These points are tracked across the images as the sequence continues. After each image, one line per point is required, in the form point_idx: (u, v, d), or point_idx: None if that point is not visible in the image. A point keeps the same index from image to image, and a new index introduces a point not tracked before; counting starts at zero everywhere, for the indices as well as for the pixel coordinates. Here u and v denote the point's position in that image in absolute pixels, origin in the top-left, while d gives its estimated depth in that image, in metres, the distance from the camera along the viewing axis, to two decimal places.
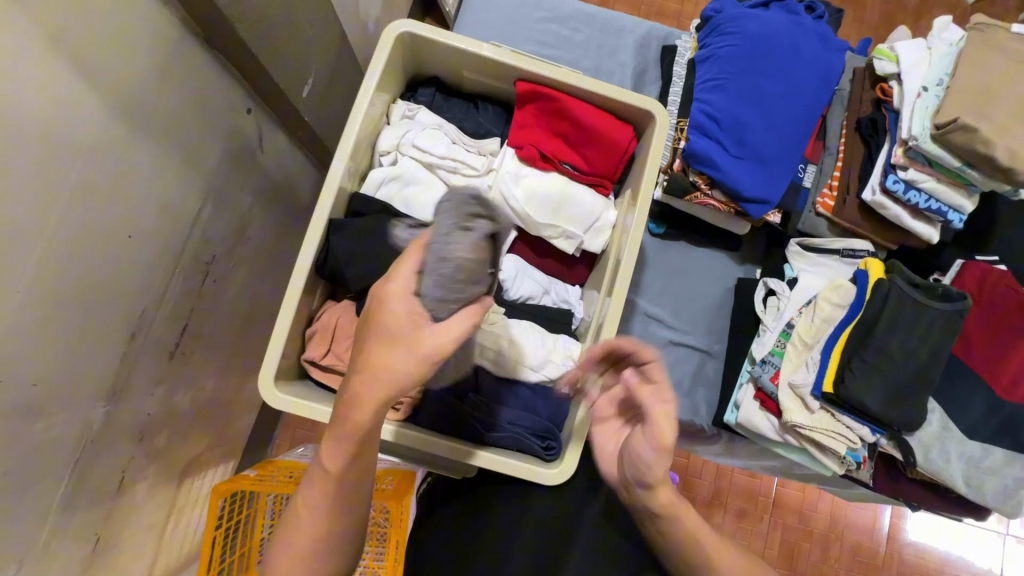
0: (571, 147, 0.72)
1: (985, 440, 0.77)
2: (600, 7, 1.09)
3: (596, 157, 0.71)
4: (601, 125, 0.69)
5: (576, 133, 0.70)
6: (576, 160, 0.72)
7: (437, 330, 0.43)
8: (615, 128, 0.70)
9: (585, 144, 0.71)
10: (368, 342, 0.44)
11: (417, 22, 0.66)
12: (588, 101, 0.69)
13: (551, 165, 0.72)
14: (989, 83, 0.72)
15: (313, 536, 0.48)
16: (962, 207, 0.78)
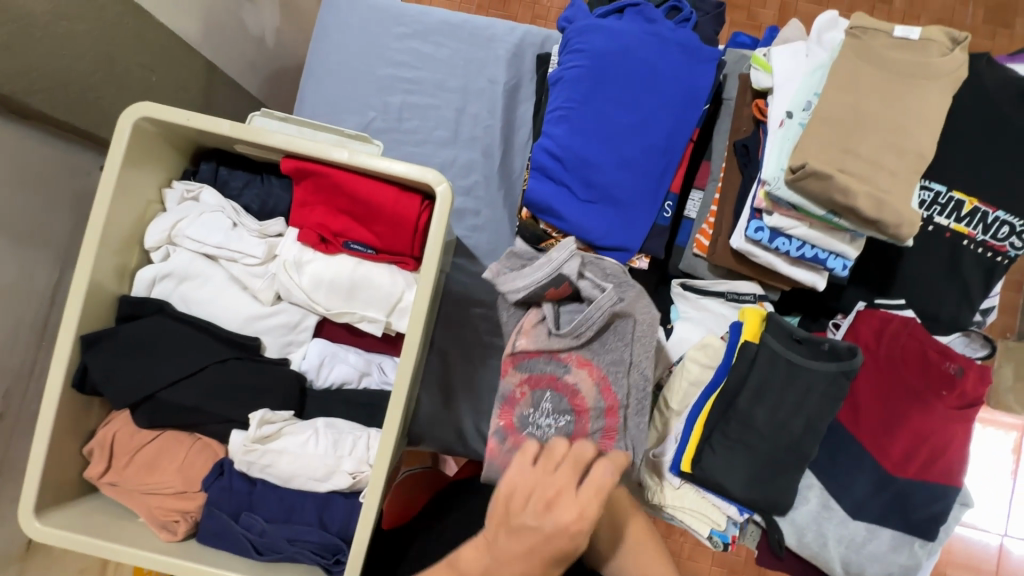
0: (359, 225, 0.64)
1: (871, 521, 0.67)
2: (466, 15, 0.96)
3: (388, 233, 0.63)
4: (382, 201, 0.61)
5: (359, 211, 0.62)
6: (368, 238, 0.64)
7: (575, 522, 0.44)
8: (399, 202, 0.61)
9: (372, 221, 0.63)
10: (501, 541, 0.45)
11: (153, 105, 0.58)
12: (367, 175, 0.61)
13: (340, 246, 0.64)
14: (860, 107, 0.58)
15: None
16: (845, 253, 0.65)
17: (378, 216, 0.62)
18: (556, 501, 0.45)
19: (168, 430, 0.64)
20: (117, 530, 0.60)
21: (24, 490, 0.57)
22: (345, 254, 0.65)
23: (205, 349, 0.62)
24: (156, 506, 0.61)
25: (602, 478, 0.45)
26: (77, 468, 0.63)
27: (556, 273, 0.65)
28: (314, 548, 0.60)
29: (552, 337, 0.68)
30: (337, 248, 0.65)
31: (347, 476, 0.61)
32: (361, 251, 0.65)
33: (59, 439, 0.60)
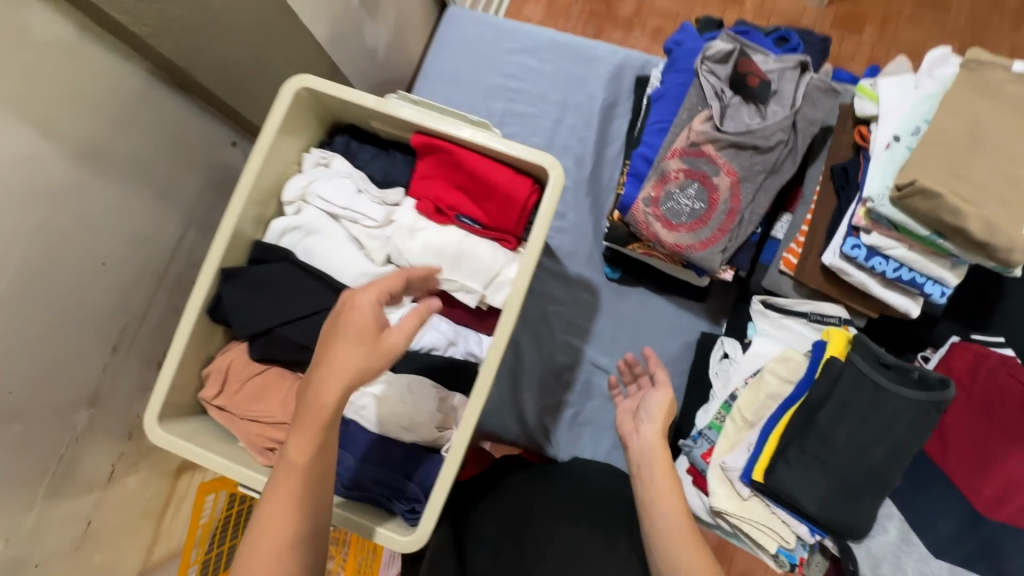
0: (469, 200, 0.70)
1: (956, 562, 0.63)
2: (573, 36, 1.04)
3: (496, 210, 0.69)
4: (495, 179, 0.67)
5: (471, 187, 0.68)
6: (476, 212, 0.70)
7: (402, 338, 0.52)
8: (513, 182, 0.67)
9: (483, 197, 0.69)
10: (343, 337, 0.50)
11: (315, 76, 0.67)
12: (484, 154, 0.67)
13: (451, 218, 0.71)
14: (970, 135, 0.60)
15: (287, 527, 0.48)
16: (945, 279, 0.65)
17: (489, 193, 0.68)
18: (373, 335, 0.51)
19: (275, 365, 0.70)
20: (223, 450, 0.66)
21: (153, 398, 0.64)
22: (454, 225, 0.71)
23: (318, 296, 0.69)
24: (257, 432, 0.67)
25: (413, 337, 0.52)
26: (196, 390, 0.70)
27: (780, 68, 0.74)
28: (394, 493, 0.64)
29: (716, 130, 0.73)
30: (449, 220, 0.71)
31: (434, 428, 0.66)
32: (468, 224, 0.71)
33: (189, 358, 0.68)
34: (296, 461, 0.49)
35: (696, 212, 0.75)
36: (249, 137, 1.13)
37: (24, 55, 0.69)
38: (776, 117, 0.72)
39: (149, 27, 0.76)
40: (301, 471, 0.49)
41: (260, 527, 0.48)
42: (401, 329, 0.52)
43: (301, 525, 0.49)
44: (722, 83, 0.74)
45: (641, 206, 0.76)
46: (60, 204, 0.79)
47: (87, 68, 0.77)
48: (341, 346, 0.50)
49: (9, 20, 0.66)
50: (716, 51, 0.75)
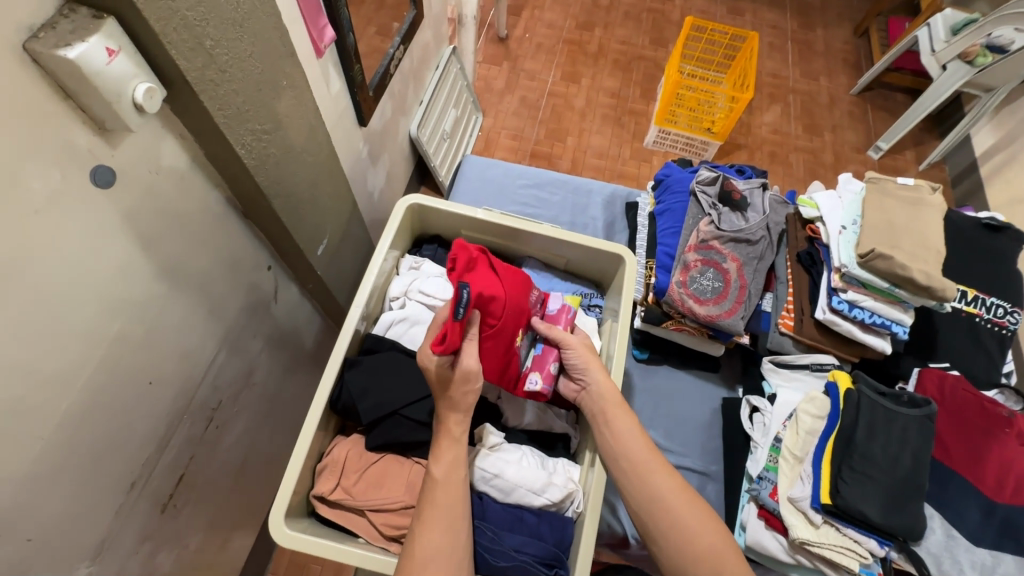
0: (506, 330, 0.74)
1: (991, 547, 0.78)
2: (571, 175, 1.31)
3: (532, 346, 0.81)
4: (519, 301, 0.77)
5: (512, 318, 0.74)
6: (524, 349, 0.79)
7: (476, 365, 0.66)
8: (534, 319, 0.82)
9: (519, 324, 0.76)
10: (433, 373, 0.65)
11: (425, 194, 0.84)
12: (492, 264, 0.77)
13: (497, 367, 0.73)
14: (888, 221, 0.89)
15: (441, 539, 0.58)
16: (903, 319, 0.89)
17: (518, 315, 0.76)
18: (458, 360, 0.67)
19: (390, 452, 0.72)
20: (350, 544, 0.64)
21: (278, 496, 0.63)
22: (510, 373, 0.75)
23: None
24: (383, 521, 0.66)
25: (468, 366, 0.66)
26: (305, 486, 0.68)
27: (748, 188, 1.04)
28: (536, 561, 0.65)
29: (718, 230, 0.98)
30: (498, 368, 0.74)
31: (561, 488, 0.69)
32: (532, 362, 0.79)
33: (310, 449, 0.68)
34: (441, 478, 0.62)
35: (717, 289, 0.95)
36: (281, 263, 1.20)
37: (151, 178, 0.77)
38: (754, 221, 1.00)
39: (255, 160, 0.88)
40: (444, 484, 0.61)
41: (416, 535, 0.58)
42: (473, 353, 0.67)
43: (453, 531, 0.59)
44: (713, 199, 1.02)
45: (676, 289, 0.95)
46: (135, 315, 0.80)
47: (188, 196, 0.85)
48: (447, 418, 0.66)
49: (150, 149, 0.75)
50: (704, 179, 1.04)
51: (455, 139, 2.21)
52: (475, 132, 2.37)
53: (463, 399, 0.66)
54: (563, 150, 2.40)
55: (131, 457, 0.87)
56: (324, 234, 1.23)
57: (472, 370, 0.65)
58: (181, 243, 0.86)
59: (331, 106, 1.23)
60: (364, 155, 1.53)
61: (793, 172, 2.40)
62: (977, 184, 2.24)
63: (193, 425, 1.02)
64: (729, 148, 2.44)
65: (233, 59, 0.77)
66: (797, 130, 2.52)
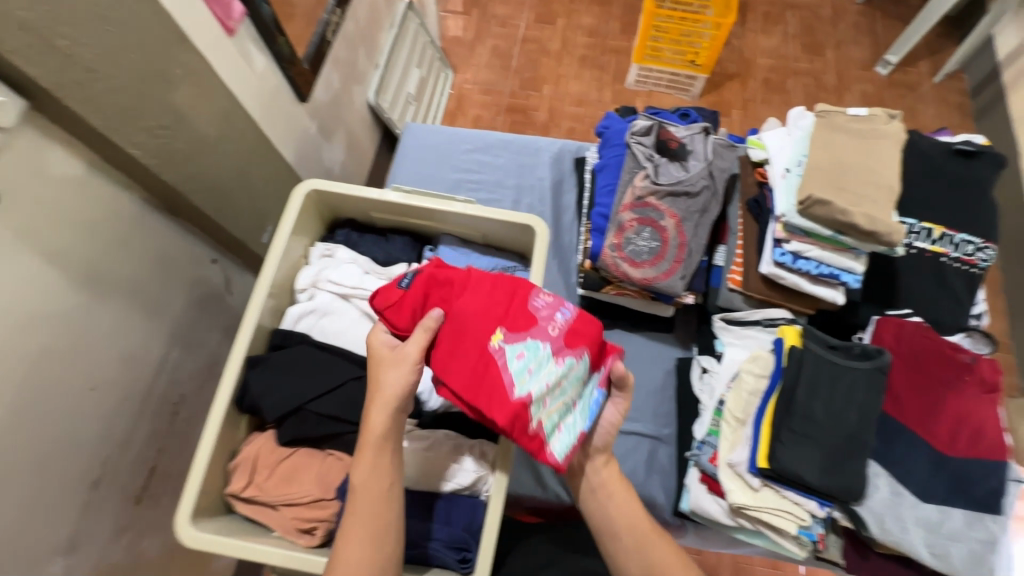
0: (467, 315, 0.61)
1: (940, 502, 0.74)
2: (516, 134, 1.24)
3: (559, 393, 0.59)
4: (500, 301, 0.62)
5: (471, 308, 0.61)
6: (523, 377, 0.58)
7: (417, 354, 0.61)
8: (540, 317, 0.62)
9: (495, 317, 0.61)
10: (382, 369, 0.62)
11: (320, 179, 0.79)
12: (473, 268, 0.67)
13: (470, 388, 0.58)
14: (834, 159, 0.80)
15: (365, 547, 0.56)
16: (854, 268, 0.82)
17: (509, 319, 0.61)
18: (404, 351, 0.62)
19: (303, 447, 0.72)
20: (261, 540, 0.65)
21: (183, 499, 0.64)
22: (504, 413, 0.56)
23: (343, 368, 0.73)
24: (294, 515, 0.67)
25: (408, 354, 0.61)
26: (218, 486, 0.69)
27: (689, 135, 0.96)
28: (444, 546, 0.65)
29: (654, 185, 0.90)
30: (468, 380, 0.59)
31: (471, 472, 0.68)
32: (561, 435, 0.59)
33: (216, 451, 0.68)
34: (364, 485, 0.58)
35: (654, 250, 0.89)
36: (228, 254, 1.20)
37: (41, 189, 0.76)
38: (695, 170, 0.92)
39: (156, 158, 0.86)
40: (373, 493, 0.58)
41: (340, 542, 0.57)
42: (413, 344, 0.62)
43: (376, 543, 0.57)
44: (649, 149, 0.94)
45: (609, 254, 0.90)
46: (58, 327, 0.81)
47: (91, 201, 0.84)
48: (370, 414, 0.60)
49: (31, 161, 0.73)
50: (639, 128, 0.96)
51: (423, 102, 2.11)
52: (446, 91, 2.26)
53: (391, 382, 0.61)
54: (540, 100, 2.27)
55: (88, 457, 0.91)
56: (268, 221, 1.21)
57: (406, 357, 0.61)
58: (95, 249, 0.85)
59: (258, 86, 1.17)
60: (314, 132, 1.47)
61: (792, 99, 2.21)
62: (1000, 92, 2.02)
63: (154, 420, 1.05)
64: (721, 79, 2.25)
65: (102, 55, 0.73)
66: (796, 51, 2.30)
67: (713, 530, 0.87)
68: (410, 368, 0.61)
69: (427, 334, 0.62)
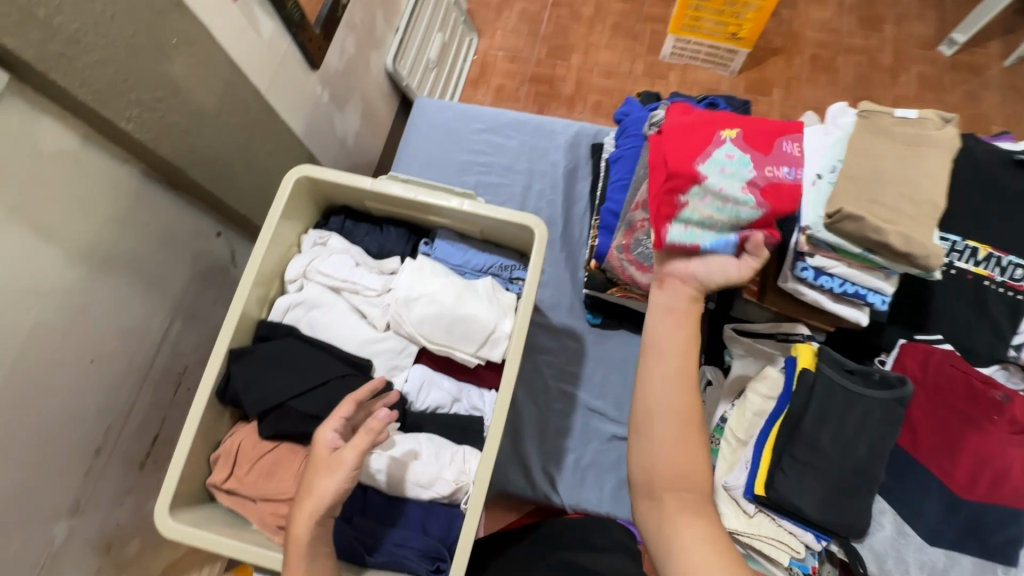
0: (753, 124, 0.78)
1: (948, 547, 0.69)
2: (532, 114, 1.17)
3: (725, 208, 0.69)
4: (768, 130, 0.77)
5: (754, 128, 0.77)
6: (715, 168, 0.72)
7: (355, 460, 0.59)
8: (765, 178, 0.72)
9: (750, 150, 0.72)
10: (315, 475, 0.59)
11: (311, 165, 0.75)
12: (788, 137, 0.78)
13: (678, 129, 0.76)
14: (873, 167, 0.72)
15: None
16: (882, 288, 0.75)
17: (760, 150, 0.75)
18: (339, 457, 0.60)
19: (285, 442, 0.71)
20: (237, 535, 0.65)
21: (163, 489, 0.64)
22: (680, 167, 0.72)
23: (328, 365, 0.71)
24: (271, 512, 0.67)
25: (347, 459, 0.59)
26: (201, 476, 0.69)
27: None
28: (418, 554, 0.63)
29: None
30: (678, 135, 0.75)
31: (450, 482, 0.66)
32: (692, 223, 0.70)
33: (199, 441, 0.68)
34: None
35: None
36: (233, 227, 1.18)
37: (31, 164, 0.74)
38: None
39: (150, 134, 0.83)
40: None
41: None
42: (350, 450, 0.60)
43: None
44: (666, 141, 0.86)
45: (619, 261, 0.85)
46: (54, 301, 0.82)
47: (86, 175, 0.82)
48: (298, 521, 0.58)
49: (19, 135, 0.72)
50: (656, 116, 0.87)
51: (444, 69, 2.02)
52: (469, 57, 2.16)
53: (325, 487, 0.58)
54: (567, 71, 2.15)
55: (89, 427, 0.93)
56: (273, 195, 1.18)
57: (345, 459, 0.59)
58: (91, 223, 0.85)
59: (265, 53, 1.13)
60: (326, 102, 1.43)
61: (841, 79, 2.03)
62: None
63: (157, 391, 1.07)
64: (764, 54, 2.09)
65: (88, 26, 0.70)
66: (851, 25, 2.11)
67: None
68: (347, 473, 0.59)
69: (369, 438, 0.60)
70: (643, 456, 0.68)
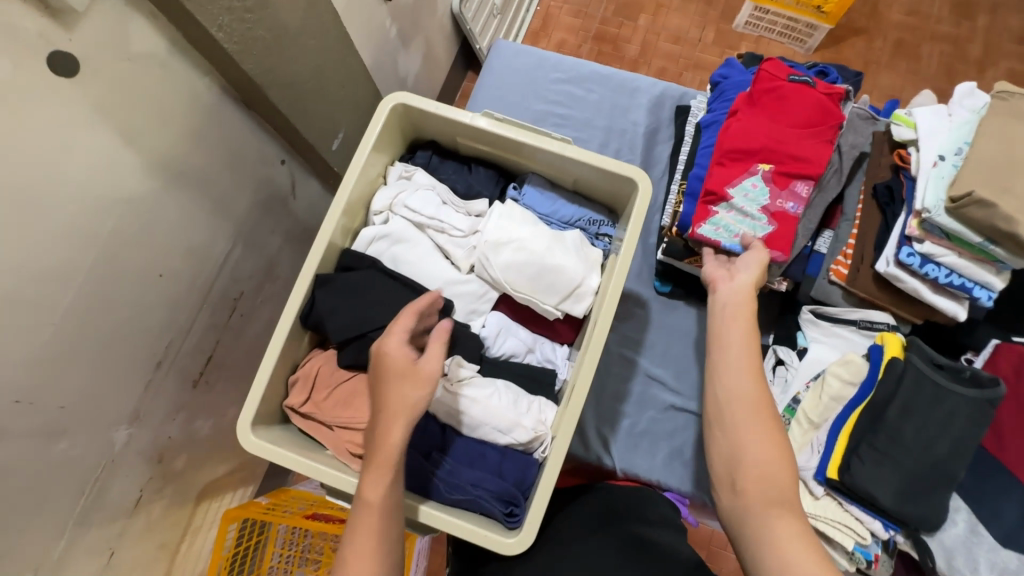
0: (794, 118, 0.79)
1: (1022, 552, 0.67)
2: (615, 69, 1.11)
3: (744, 222, 0.79)
4: (804, 124, 0.79)
5: (793, 135, 0.78)
6: (743, 188, 0.79)
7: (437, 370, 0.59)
8: (791, 189, 0.78)
9: (783, 156, 0.78)
10: (391, 386, 0.58)
11: (408, 92, 0.72)
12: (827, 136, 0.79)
13: (739, 142, 0.79)
14: (1007, 155, 0.68)
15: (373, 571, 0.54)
16: (991, 283, 0.72)
17: (792, 168, 0.78)
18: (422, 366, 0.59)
19: (363, 373, 0.70)
20: (314, 457, 0.65)
21: (247, 406, 0.64)
22: (714, 184, 0.80)
23: (411, 302, 0.70)
24: (349, 439, 0.67)
25: (431, 370, 0.58)
26: (278, 397, 0.69)
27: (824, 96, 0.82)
28: (492, 496, 0.64)
29: (755, 179, 0.78)
30: (734, 144, 0.80)
31: (529, 430, 0.66)
32: (719, 230, 0.80)
33: (279, 363, 0.68)
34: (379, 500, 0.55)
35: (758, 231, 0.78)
36: (296, 157, 1.15)
37: (120, 62, 0.72)
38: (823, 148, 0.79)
39: (236, 46, 0.80)
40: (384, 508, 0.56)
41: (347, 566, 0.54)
42: (431, 359, 0.59)
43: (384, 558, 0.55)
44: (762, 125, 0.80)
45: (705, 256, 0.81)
46: (131, 209, 0.80)
47: (169, 82, 0.79)
48: (387, 425, 0.57)
49: (110, 29, 0.69)
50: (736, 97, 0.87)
51: (508, 16, 1.93)
52: (532, 7, 2.07)
53: (400, 399, 0.57)
54: (633, 31, 2.05)
55: (151, 341, 0.93)
56: (340, 128, 1.15)
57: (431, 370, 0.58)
58: (170, 133, 0.82)
59: None
60: (394, 37, 1.37)
61: (924, 68, 1.92)
62: None
63: (214, 313, 1.07)
64: (845, 33, 1.97)
65: None
66: (942, 10, 1.97)
67: None
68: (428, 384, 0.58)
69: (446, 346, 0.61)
70: (723, 448, 0.63)
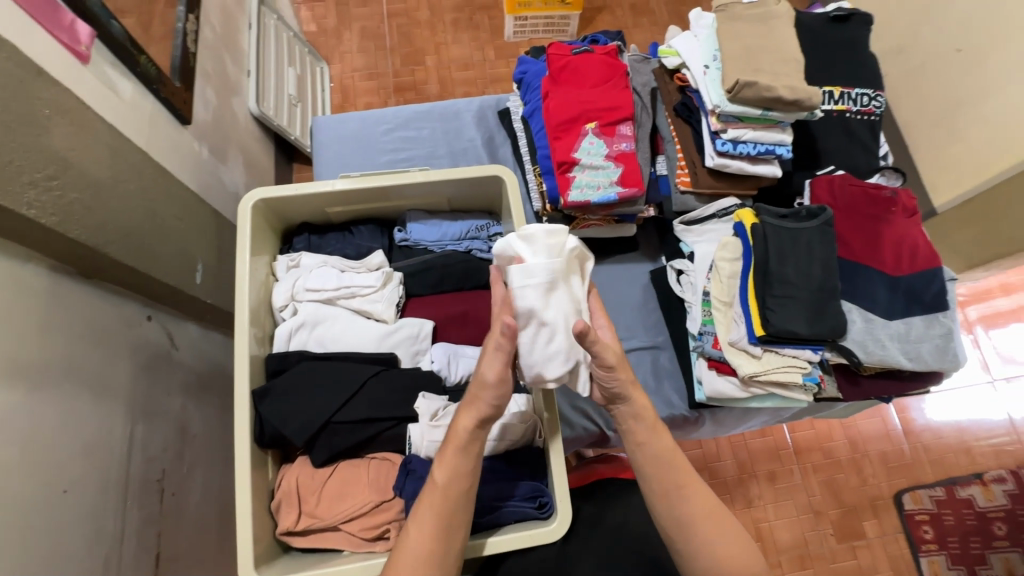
0: (591, 79, 0.94)
1: (903, 316, 0.87)
2: (431, 103, 1.20)
3: (599, 173, 0.90)
4: (601, 81, 0.94)
5: (597, 92, 0.93)
6: (585, 146, 0.91)
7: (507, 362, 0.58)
8: (619, 134, 0.92)
9: (599, 112, 0.91)
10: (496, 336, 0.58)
11: (262, 186, 0.72)
12: (621, 83, 0.95)
13: (562, 113, 0.91)
14: (745, 46, 0.87)
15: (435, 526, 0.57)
16: (783, 139, 0.91)
17: (611, 115, 0.92)
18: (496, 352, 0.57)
19: (342, 460, 0.69)
20: (335, 563, 0.62)
21: (240, 551, 0.60)
22: (562, 154, 0.91)
23: (357, 370, 0.69)
24: (360, 527, 0.64)
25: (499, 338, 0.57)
26: (269, 528, 0.65)
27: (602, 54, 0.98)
28: (519, 497, 0.67)
29: (590, 136, 0.91)
30: (561, 116, 0.91)
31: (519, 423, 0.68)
32: (584, 191, 0.90)
33: (254, 493, 0.63)
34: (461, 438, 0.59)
35: (613, 182, 0.90)
36: (161, 306, 1.07)
37: None
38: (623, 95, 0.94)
39: (55, 217, 0.74)
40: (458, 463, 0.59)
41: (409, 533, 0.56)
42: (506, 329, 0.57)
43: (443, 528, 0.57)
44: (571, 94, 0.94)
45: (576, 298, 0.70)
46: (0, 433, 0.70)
47: None
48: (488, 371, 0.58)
49: None
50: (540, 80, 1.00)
51: (307, 101, 1.96)
52: (326, 84, 2.12)
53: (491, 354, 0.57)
54: (426, 73, 2.20)
55: (85, 567, 0.80)
56: (196, 259, 1.09)
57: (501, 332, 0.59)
58: (13, 336, 0.73)
59: (134, 115, 1.03)
60: (208, 156, 1.33)
61: (659, 18, 2.31)
62: None
63: (143, 504, 0.94)
64: (591, 13, 2.31)
65: None
66: None
67: (727, 408, 0.95)
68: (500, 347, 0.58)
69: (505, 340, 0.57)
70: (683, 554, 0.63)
